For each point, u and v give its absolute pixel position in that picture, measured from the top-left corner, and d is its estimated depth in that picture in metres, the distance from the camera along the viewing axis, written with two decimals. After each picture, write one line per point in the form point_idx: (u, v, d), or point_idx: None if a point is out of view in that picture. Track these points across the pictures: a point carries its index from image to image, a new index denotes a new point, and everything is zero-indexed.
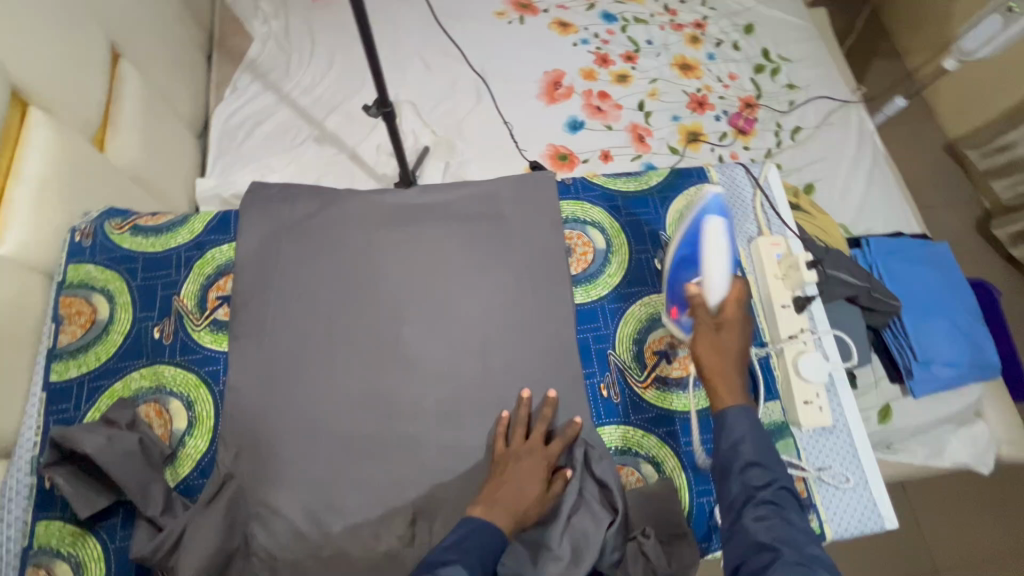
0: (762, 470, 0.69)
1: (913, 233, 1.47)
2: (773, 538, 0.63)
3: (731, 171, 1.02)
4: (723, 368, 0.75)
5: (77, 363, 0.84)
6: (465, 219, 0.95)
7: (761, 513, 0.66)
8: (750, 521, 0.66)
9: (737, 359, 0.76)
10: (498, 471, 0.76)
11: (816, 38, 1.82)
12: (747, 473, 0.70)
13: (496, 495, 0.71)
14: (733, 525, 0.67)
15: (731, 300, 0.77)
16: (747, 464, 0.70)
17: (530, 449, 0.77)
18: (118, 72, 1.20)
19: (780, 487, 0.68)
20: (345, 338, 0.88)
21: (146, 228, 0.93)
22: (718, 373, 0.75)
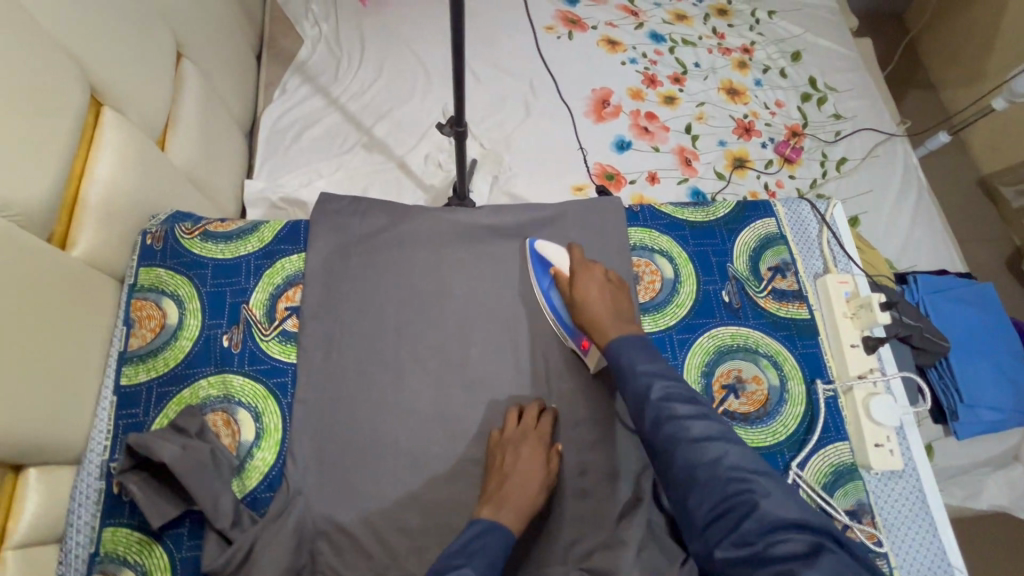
0: (652, 382, 0.73)
1: (957, 272, 1.47)
2: (671, 432, 0.70)
3: (797, 207, 1.02)
4: (598, 314, 0.81)
5: (147, 368, 0.84)
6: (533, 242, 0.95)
7: (655, 414, 0.72)
8: (652, 427, 0.72)
9: (610, 297, 0.83)
10: (496, 463, 0.78)
11: (862, 69, 1.82)
12: (636, 385, 0.74)
13: (501, 491, 0.74)
14: (641, 429, 0.73)
15: (581, 263, 0.86)
16: (637, 377, 0.75)
17: (525, 433, 0.79)
18: (181, 73, 1.19)
19: (666, 387, 0.73)
20: (413, 355, 0.88)
21: (217, 235, 0.93)
22: (599, 320, 0.80)
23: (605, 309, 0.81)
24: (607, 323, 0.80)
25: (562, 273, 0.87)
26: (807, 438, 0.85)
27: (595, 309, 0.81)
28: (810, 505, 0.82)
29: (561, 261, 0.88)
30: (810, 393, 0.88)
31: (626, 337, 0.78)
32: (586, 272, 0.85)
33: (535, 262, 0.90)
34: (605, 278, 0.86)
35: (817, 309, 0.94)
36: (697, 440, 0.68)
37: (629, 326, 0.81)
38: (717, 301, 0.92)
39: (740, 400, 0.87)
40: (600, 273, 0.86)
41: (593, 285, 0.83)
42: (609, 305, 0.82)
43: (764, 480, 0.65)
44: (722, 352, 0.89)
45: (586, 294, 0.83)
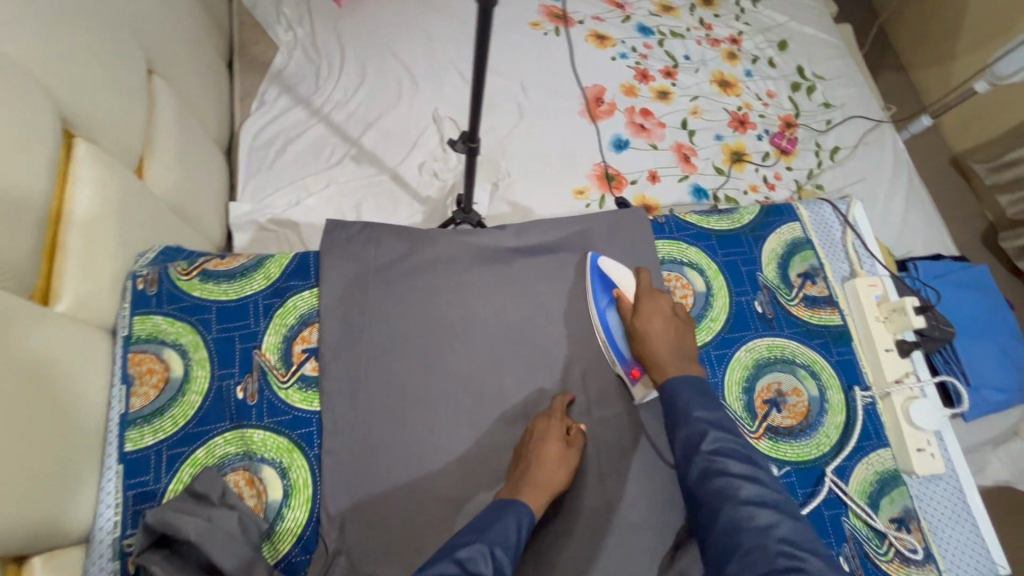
0: (706, 431, 0.72)
1: (953, 256, 1.49)
2: (721, 486, 0.68)
3: (819, 209, 1.00)
4: (657, 348, 0.81)
5: (153, 429, 0.76)
6: (560, 262, 0.92)
7: (705, 466, 0.70)
8: (699, 478, 0.70)
9: (672, 332, 0.82)
10: (517, 450, 0.79)
11: (847, 56, 1.83)
12: (689, 430, 0.73)
13: (521, 472, 0.75)
14: (686, 478, 0.72)
15: (647, 292, 0.86)
16: (693, 423, 0.74)
17: (543, 419, 0.80)
18: (155, 90, 1.08)
19: (721, 439, 0.72)
20: (446, 391, 0.83)
21: (218, 273, 0.85)
22: (658, 355, 0.80)
23: (666, 345, 0.81)
24: (666, 360, 0.80)
25: (625, 298, 0.87)
26: (851, 447, 0.85)
27: (656, 342, 0.81)
28: (860, 516, 0.81)
29: (625, 285, 0.88)
30: (849, 400, 0.87)
31: (685, 377, 0.78)
32: (651, 301, 0.85)
33: (597, 279, 0.89)
34: (671, 309, 0.85)
35: (848, 313, 0.93)
36: (747, 502, 0.66)
37: (687, 364, 0.80)
38: (751, 312, 0.91)
39: (783, 414, 0.86)
40: (666, 303, 0.85)
41: (658, 316, 0.83)
42: (669, 340, 0.81)
43: (817, 561, 0.61)
44: (761, 365, 0.88)
45: (648, 326, 0.82)
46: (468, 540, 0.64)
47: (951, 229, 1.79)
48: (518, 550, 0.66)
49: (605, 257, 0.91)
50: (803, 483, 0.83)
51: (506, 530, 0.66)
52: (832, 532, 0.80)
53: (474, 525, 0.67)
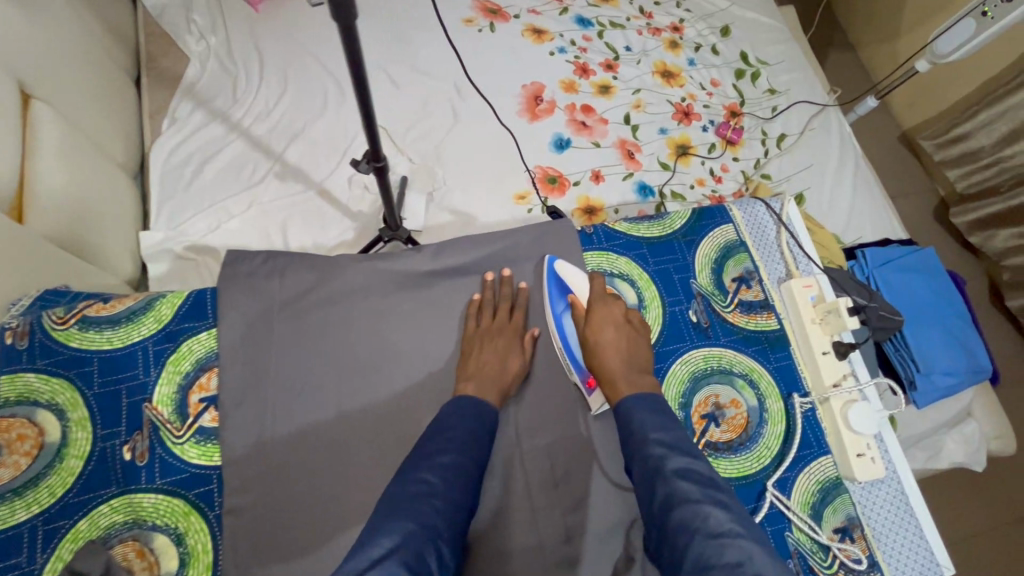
0: (665, 454, 0.65)
1: (901, 239, 1.47)
2: (684, 517, 0.60)
3: (752, 209, 0.97)
4: (609, 358, 0.76)
5: (25, 503, 0.68)
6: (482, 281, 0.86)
7: (667, 494, 0.62)
8: (663, 510, 0.62)
9: (625, 341, 0.79)
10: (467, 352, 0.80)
11: (791, 39, 1.80)
12: (647, 452, 0.66)
13: (481, 373, 0.76)
14: (650, 510, 0.64)
15: (602, 297, 0.82)
16: (652, 442, 0.67)
17: (500, 325, 0.81)
18: (31, 118, 0.98)
19: (682, 462, 0.65)
20: (361, 434, 0.77)
21: (99, 320, 0.77)
22: (610, 365, 0.76)
23: (617, 355, 0.77)
24: (619, 372, 0.75)
25: (580, 304, 0.83)
26: (792, 457, 0.81)
27: (608, 352, 0.77)
28: (804, 530, 0.78)
29: (580, 290, 0.85)
30: (789, 408, 0.84)
31: (641, 394, 0.72)
32: (605, 308, 0.81)
33: (552, 282, 0.85)
34: (625, 318, 0.82)
35: (785, 317, 0.90)
36: (713, 533, 0.58)
37: (641, 375, 0.76)
38: (686, 322, 0.87)
39: (721, 428, 0.82)
40: (619, 310, 0.82)
41: (609, 325, 0.80)
42: (621, 349, 0.77)
43: None
44: (698, 378, 0.84)
45: (600, 335, 0.78)
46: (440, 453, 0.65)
47: (900, 209, 1.78)
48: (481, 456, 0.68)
49: (561, 260, 0.87)
50: (747, 501, 0.79)
51: (464, 441, 0.68)
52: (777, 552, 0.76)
53: (431, 433, 0.69)
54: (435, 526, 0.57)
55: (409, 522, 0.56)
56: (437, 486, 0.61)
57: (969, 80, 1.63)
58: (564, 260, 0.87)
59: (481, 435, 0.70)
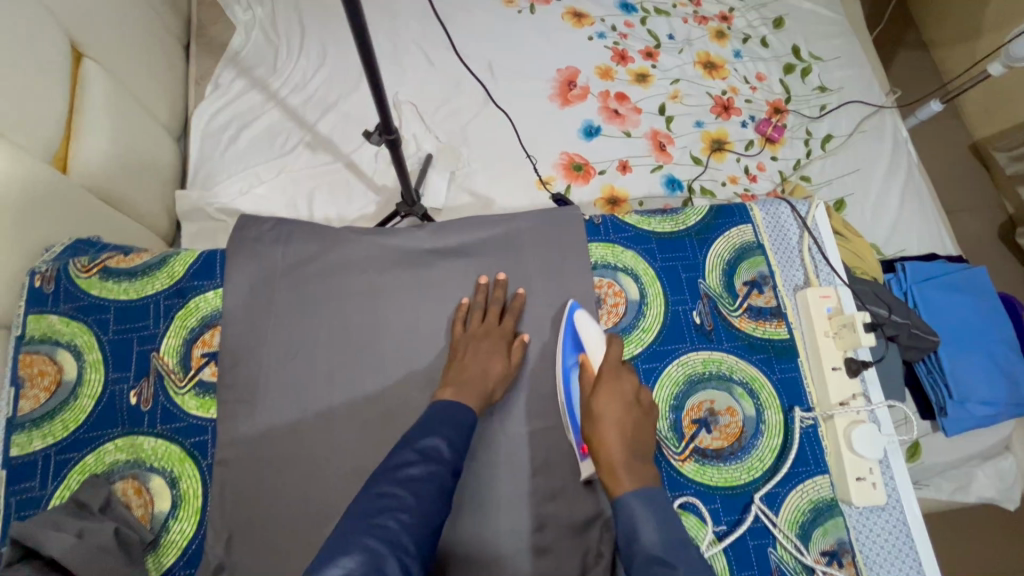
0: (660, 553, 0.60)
1: (949, 256, 1.37)
2: None
3: (775, 210, 0.92)
4: (606, 437, 0.69)
5: (42, 433, 0.74)
6: (477, 278, 0.86)
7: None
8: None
9: (632, 421, 0.71)
10: (457, 355, 0.79)
11: (850, 33, 1.68)
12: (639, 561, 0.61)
13: (463, 377, 0.75)
14: None
15: (613, 364, 0.76)
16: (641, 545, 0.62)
17: (487, 329, 0.80)
18: (81, 75, 1.04)
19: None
20: (350, 403, 0.79)
21: (119, 272, 0.82)
22: (606, 446, 0.69)
23: (617, 431, 0.70)
24: (614, 451, 0.68)
25: (590, 365, 0.77)
26: (785, 473, 0.78)
27: (607, 430, 0.70)
28: (788, 549, 0.75)
29: (594, 351, 0.78)
30: (789, 421, 0.80)
31: (634, 488, 0.65)
32: (614, 376, 0.74)
33: (568, 335, 0.80)
34: (637, 390, 0.75)
35: (796, 328, 0.86)
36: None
37: (640, 465, 0.68)
38: (688, 323, 0.84)
39: (713, 435, 0.79)
40: (630, 384, 0.75)
41: (616, 398, 0.72)
42: (624, 429, 0.70)
43: None
44: (695, 381, 0.82)
45: (602, 404, 0.72)
46: (409, 462, 0.65)
47: (959, 225, 1.64)
48: (455, 461, 0.67)
49: (584, 313, 0.81)
50: (729, 511, 0.76)
51: (437, 449, 0.66)
52: (751, 565, 0.74)
53: (407, 438, 0.68)
54: (399, 540, 0.58)
55: (370, 539, 0.56)
56: (405, 500, 0.61)
57: None
58: (586, 311, 0.82)
59: (454, 436, 0.69)
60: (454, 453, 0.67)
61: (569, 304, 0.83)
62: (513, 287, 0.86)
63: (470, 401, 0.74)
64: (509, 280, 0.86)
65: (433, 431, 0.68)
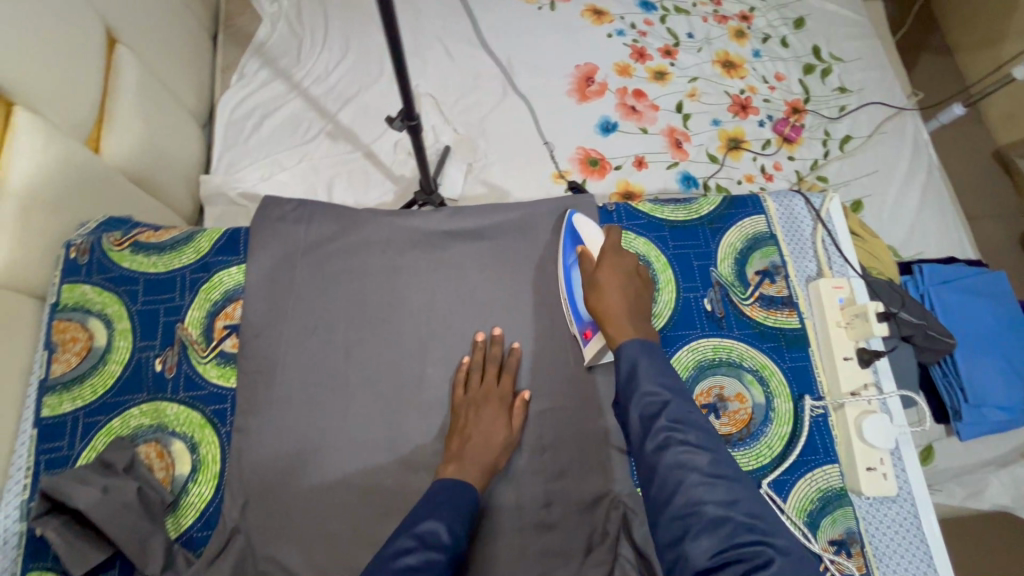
0: (666, 399, 0.64)
1: (968, 259, 1.35)
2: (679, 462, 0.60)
3: (789, 202, 0.93)
4: (610, 301, 0.74)
5: (71, 396, 0.76)
6: (473, 336, 0.84)
7: (664, 437, 0.62)
8: (657, 451, 0.62)
9: (632, 290, 0.76)
10: (459, 422, 0.77)
11: (872, 35, 1.67)
12: (643, 398, 0.65)
13: (466, 452, 0.73)
14: (642, 450, 0.63)
15: (613, 247, 0.80)
16: (645, 390, 0.65)
17: (487, 392, 0.78)
18: (115, 60, 1.07)
19: (683, 411, 0.64)
20: (364, 378, 0.81)
21: (148, 246, 0.85)
22: (611, 309, 0.73)
23: (621, 297, 0.74)
24: (620, 313, 0.73)
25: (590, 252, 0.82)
26: (794, 460, 0.79)
27: (611, 298, 0.74)
28: (796, 536, 0.75)
29: (594, 243, 0.83)
30: (798, 410, 0.81)
31: (640, 338, 0.70)
32: (615, 256, 0.79)
33: (568, 236, 0.85)
34: (635, 268, 0.80)
35: (808, 317, 0.86)
36: (706, 475, 0.59)
37: (642, 324, 0.73)
38: (699, 310, 0.85)
39: (721, 420, 0.80)
40: (630, 262, 0.80)
41: (618, 272, 0.77)
42: (626, 296, 0.75)
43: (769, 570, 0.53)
44: (705, 368, 0.82)
45: (606, 277, 0.76)
46: (407, 549, 0.60)
47: (979, 231, 1.62)
48: (454, 546, 0.62)
49: (582, 217, 0.86)
50: None
51: (436, 533, 0.62)
52: None
53: (404, 523, 0.63)
54: None
55: None
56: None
57: None
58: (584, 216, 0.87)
59: (453, 519, 0.64)
60: (454, 539, 0.63)
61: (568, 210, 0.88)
62: (511, 341, 0.84)
63: (478, 441, 0.75)
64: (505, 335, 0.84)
65: (432, 514, 0.64)
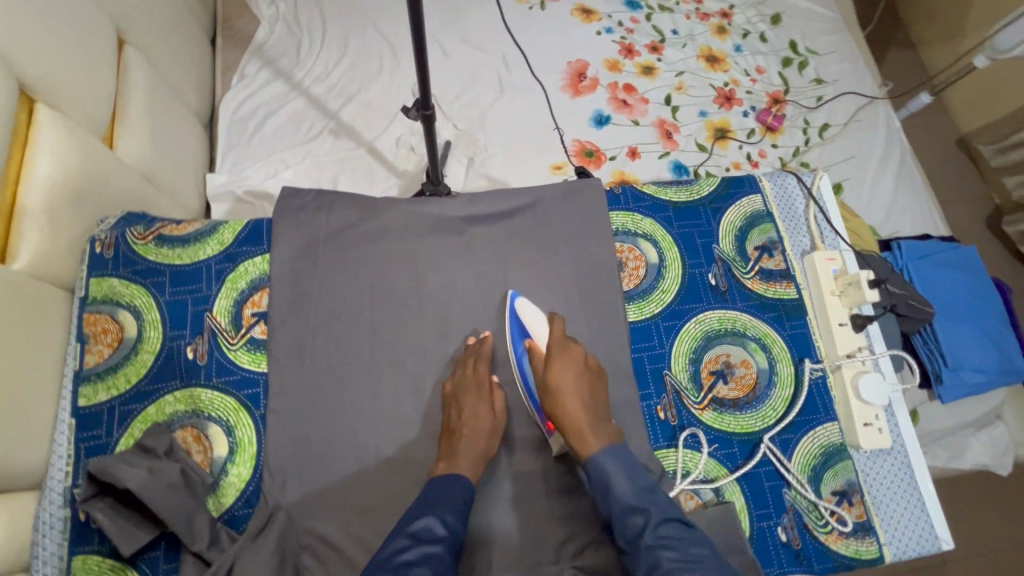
0: (646, 516, 0.68)
1: (941, 236, 1.44)
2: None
3: (782, 182, 0.99)
4: (569, 406, 0.74)
5: (106, 386, 0.79)
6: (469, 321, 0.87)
7: (651, 557, 0.65)
8: (648, 574, 0.65)
9: (586, 387, 0.77)
10: (446, 417, 0.79)
11: (844, 30, 1.77)
12: (625, 520, 0.69)
13: (456, 447, 0.75)
14: (636, 572, 0.67)
15: (560, 341, 0.80)
16: (627, 510, 0.69)
17: (469, 385, 0.80)
18: (124, 60, 1.08)
19: (662, 525, 0.67)
20: (391, 359, 0.85)
21: (172, 239, 0.87)
22: (573, 416, 0.74)
23: (579, 402, 0.75)
24: (581, 422, 0.74)
25: (538, 347, 0.82)
26: (796, 419, 0.85)
27: (569, 400, 0.75)
28: (800, 490, 0.81)
29: (540, 335, 0.84)
30: (799, 373, 0.87)
31: (608, 448, 0.73)
32: (562, 351, 0.79)
33: (514, 323, 0.85)
34: (584, 361, 0.80)
35: (804, 287, 0.93)
36: None
37: (604, 427, 0.75)
38: (704, 284, 0.91)
39: (729, 385, 0.86)
40: (579, 355, 0.80)
41: (569, 370, 0.78)
42: (582, 396, 0.76)
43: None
44: (711, 337, 0.88)
45: (559, 379, 0.76)
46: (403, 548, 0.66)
47: (948, 211, 1.72)
48: (450, 537, 0.68)
49: (524, 301, 0.86)
50: (746, 454, 0.83)
51: (431, 529, 0.67)
52: (769, 504, 0.80)
53: (401, 523, 0.69)
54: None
55: None
56: None
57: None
58: (525, 298, 0.87)
59: (447, 512, 0.69)
60: (450, 530, 0.68)
61: (510, 294, 0.87)
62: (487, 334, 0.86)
63: (480, 415, 0.78)
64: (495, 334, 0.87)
65: (428, 510, 0.69)
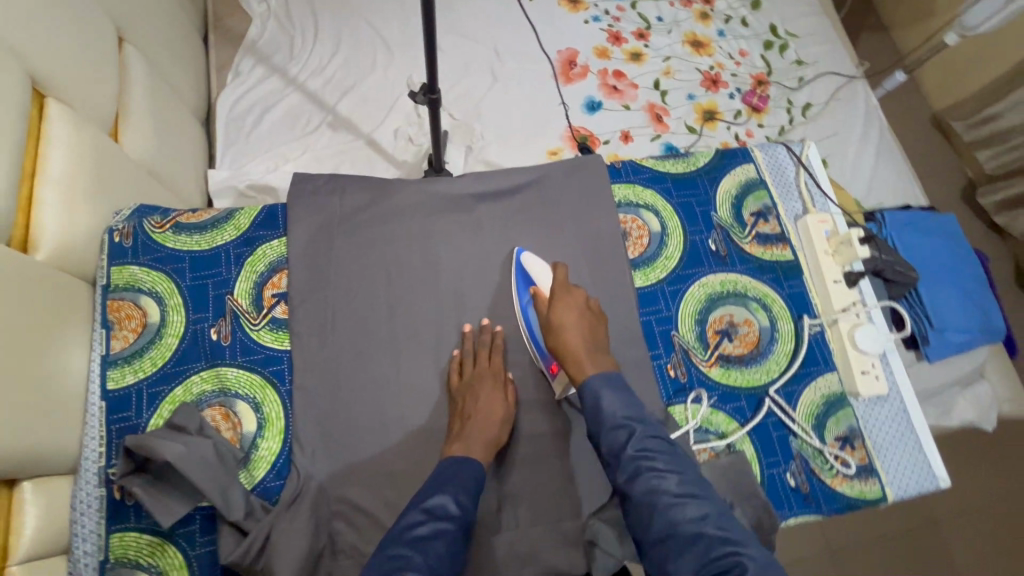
0: (631, 431, 0.71)
1: (921, 206, 1.51)
2: (650, 486, 0.67)
3: (773, 151, 1.04)
4: (570, 340, 0.79)
5: (133, 369, 0.80)
6: (483, 294, 0.91)
7: (633, 466, 0.69)
8: (629, 480, 0.68)
9: (587, 325, 0.81)
10: (458, 406, 0.81)
11: (821, 14, 1.83)
12: (612, 433, 0.72)
13: (469, 431, 0.77)
14: (615, 479, 0.71)
15: (562, 285, 0.85)
16: (614, 425, 0.73)
17: (481, 374, 0.82)
18: (125, 58, 1.09)
19: (647, 440, 0.71)
20: (410, 332, 0.88)
21: (189, 226, 0.90)
22: (574, 348, 0.78)
23: (581, 337, 0.79)
24: (580, 353, 0.78)
25: (542, 292, 0.86)
26: (798, 372, 0.89)
27: (570, 335, 0.79)
28: (805, 436, 0.86)
29: (544, 281, 0.87)
30: (799, 329, 0.92)
31: (604, 376, 0.76)
32: (565, 295, 0.84)
33: (519, 275, 0.89)
34: (586, 304, 0.84)
35: (799, 249, 0.97)
36: (675, 494, 0.65)
37: (602, 360, 0.79)
38: (705, 250, 0.95)
39: (734, 343, 0.90)
40: (581, 298, 0.84)
41: (571, 310, 0.82)
42: (583, 333, 0.80)
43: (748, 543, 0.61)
44: (715, 299, 0.92)
45: (561, 318, 0.81)
46: (417, 522, 0.67)
47: (925, 183, 1.80)
48: (463, 517, 0.69)
49: (530, 254, 0.90)
50: (753, 406, 0.87)
51: (444, 506, 0.69)
52: (777, 452, 0.85)
53: (417, 498, 0.70)
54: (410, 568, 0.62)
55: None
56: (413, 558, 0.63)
57: (995, 64, 1.63)
58: (531, 253, 0.91)
59: (459, 491, 0.71)
60: (462, 510, 0.69)
61: (516, 246, 0.92)
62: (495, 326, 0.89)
63: (490, 395, 0.81)
64: (509, 303, 0.91)
65: (440, 489, 0.70)
